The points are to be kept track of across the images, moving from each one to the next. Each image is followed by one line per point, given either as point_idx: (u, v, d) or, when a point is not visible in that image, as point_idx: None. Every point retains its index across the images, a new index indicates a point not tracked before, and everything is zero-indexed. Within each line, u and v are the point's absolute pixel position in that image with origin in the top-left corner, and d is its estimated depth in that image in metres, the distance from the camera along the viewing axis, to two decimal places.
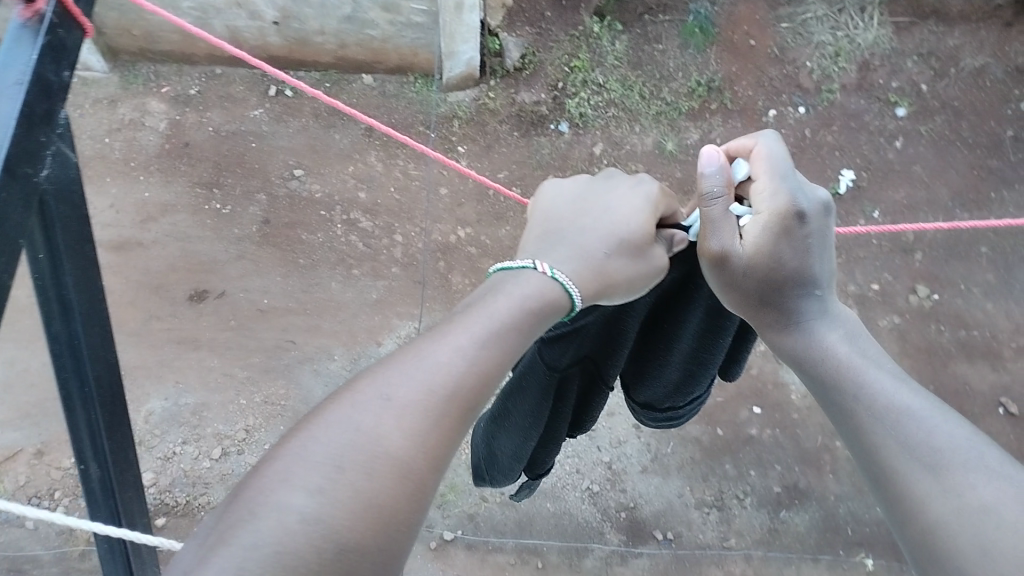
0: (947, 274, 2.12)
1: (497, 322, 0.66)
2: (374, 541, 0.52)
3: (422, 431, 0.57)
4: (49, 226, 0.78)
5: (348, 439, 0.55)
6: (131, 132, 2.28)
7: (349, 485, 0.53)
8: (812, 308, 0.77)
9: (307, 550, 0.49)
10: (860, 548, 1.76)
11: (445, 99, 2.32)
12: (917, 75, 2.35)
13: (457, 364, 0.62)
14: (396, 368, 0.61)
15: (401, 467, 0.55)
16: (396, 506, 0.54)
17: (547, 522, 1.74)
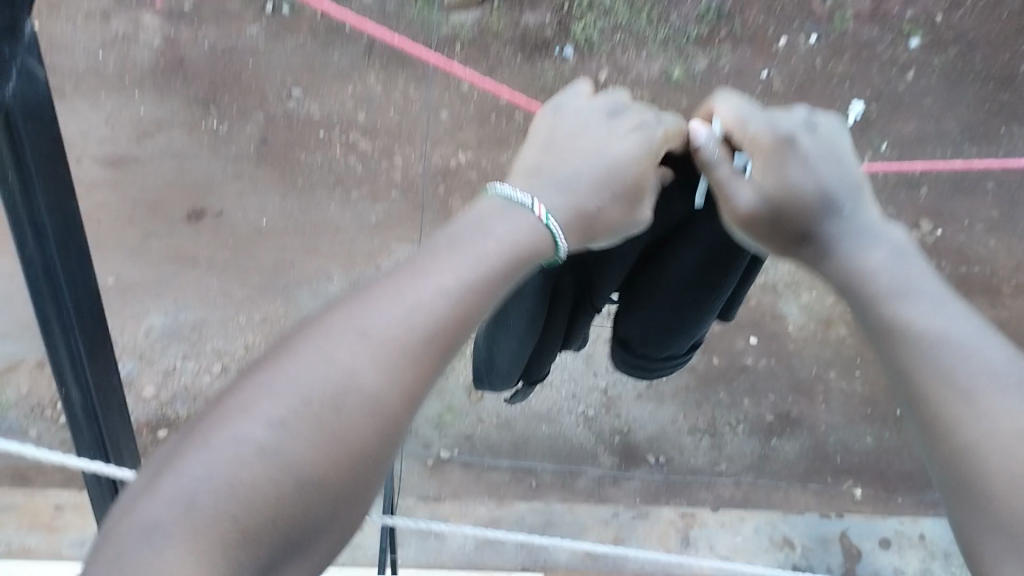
0: (951, 210, 2.10)
1: (486, 254, 0.61)
2: (337, 480, 0.48)
3: (397, 366, 0.52)
4: (15, 146, 0.72)
5: (318, 371, 0.50)
6: (125, 47, 2.22)
7: (314, 420, 0.48)
8: (837, 226, 0.71)
9: (262, 487, 0.44)
10: (848, 476, 1.80)
11: (446, 20, 2.26)
12: (931, 6, 2.32)
13: (440, 297, 0.56)
14: (375, 297, 0.55)
15: (371, 405, 0.50)
16: (362, 445, 0.49)
17: (541, 444, 1.77)
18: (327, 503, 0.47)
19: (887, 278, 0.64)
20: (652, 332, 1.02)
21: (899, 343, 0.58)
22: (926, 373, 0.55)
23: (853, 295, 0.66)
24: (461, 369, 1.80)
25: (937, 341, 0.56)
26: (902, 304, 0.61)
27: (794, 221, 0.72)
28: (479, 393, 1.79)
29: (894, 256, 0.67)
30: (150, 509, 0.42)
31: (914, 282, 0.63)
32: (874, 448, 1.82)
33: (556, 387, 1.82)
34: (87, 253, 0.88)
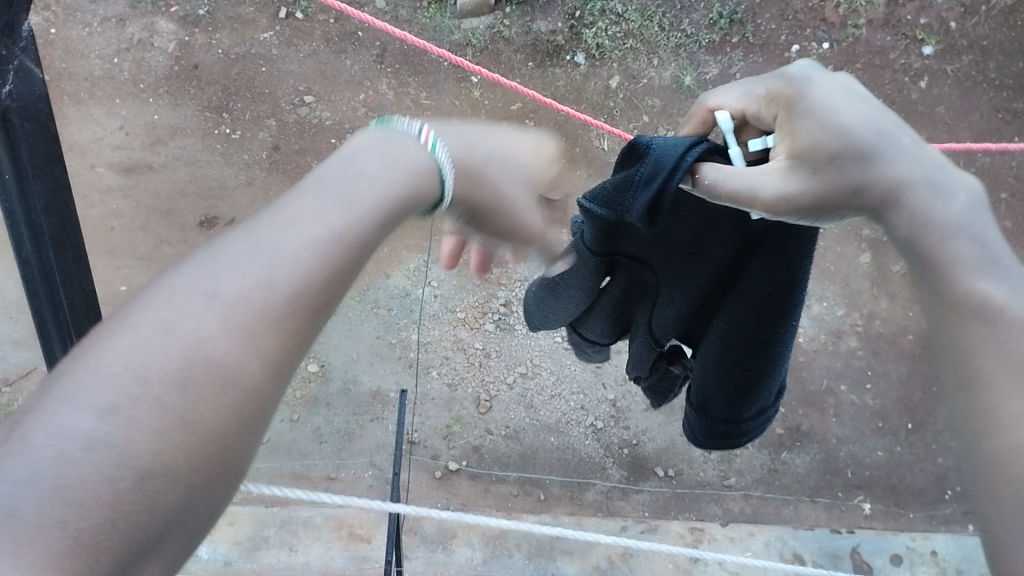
0: None
1: (376, 187, 0.51)
2: (190, 468, 0.39)
3: (262, 332, 0.43)
4: (15, 144, 0.81)
5: (154, 340, 0.41)
6: (139, 52, 2.23)
7: (154, 398, 0.39)
8: (883, 169, 0.62)
9: (89, 487, 0.36)
10: (859, 491, 1.78)
11: (458, 25, 2.26)
12: (947, 12, 2.25)
13: (315, 243, 0.46)
14: (233, 240, 0.45)
15: (227, 383, 0.41)
16: (228, 427, 0.41)
17: (550, 456, 1.77)
18: (177, 498, 0.39)
19: (945, 232, 0.57)
20: (709, 389, 0.97)
21: (961, 321, 0.52)
22: (989, 357, 0.50)
23: (910, 255, 0.59)
24: (469, 381, 1.82)
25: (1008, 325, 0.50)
26: (964, 265, 0.55)
27: (829, 179, 0.64)
28: (488, 403, 1.80)
29: (956, 205, 0.58)
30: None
31: (972, 237, 0.56)
32: (884, 463, 1.81)
33: (565, 399, 1.83)
34: (81, 254, 0.90)
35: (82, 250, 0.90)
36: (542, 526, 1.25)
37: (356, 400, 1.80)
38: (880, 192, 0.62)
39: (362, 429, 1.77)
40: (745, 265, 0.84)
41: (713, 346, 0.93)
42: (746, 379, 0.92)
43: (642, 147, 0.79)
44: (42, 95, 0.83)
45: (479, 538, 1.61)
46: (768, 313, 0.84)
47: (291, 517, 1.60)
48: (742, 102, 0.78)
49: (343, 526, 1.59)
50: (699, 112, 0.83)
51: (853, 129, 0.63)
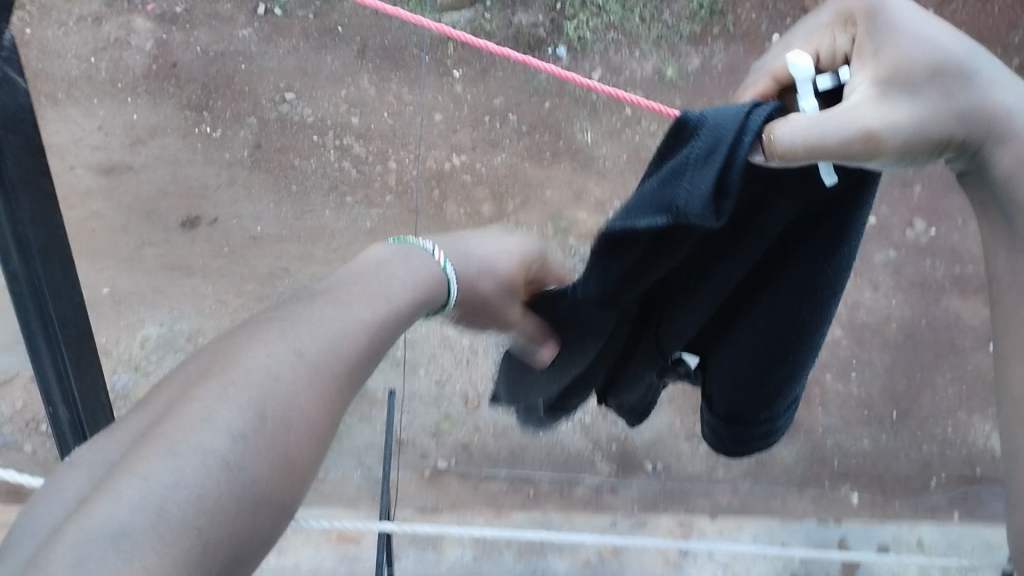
0: (946, 209, 2.09)
1: (394, 304, 0.63)
2: (283, 494, 0.48)
3: (332, 397, 0.53)
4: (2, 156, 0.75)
5: (262, 384, 0.50)
6: (116, 52, 2.21)
7: (259, 426, 0.48)
8: (975, 93, 0.62)
9: (217, 489, 0.44)
10: (846, 481, 1.80)
11: (439, 19, 2.25)
12: (925, 1, 2.27)
13: (359, 335, 0.58)
14: (290, 321, 0.56)
15: (312, 435, 0.51)
16: (303, 468, 0.50)
17: (538, 452, 1.78)
18: (267, 513, 0.46)
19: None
20: (733, 393, 0.93)
21: None
22: None
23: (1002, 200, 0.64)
24: (457, 379, 1.83)
25: None
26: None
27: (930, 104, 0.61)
28: (476, 401, 1.81)
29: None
30: (123, 494, 0.42)
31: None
32: (869, 451, 1.83)
33: None
34: (68, 263, 0.87)
35: (70, 262, 0.87)
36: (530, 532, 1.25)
37: None
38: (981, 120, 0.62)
39: (350, 429, 1.78)
40: (783, 265, 0.79)
41: (746, 349, 0.88)
42: (775, 382, 0.89)
43: (691, 123, 0.64)
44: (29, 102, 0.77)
45: (468, 537, 1.61)
46: (811, 303, 0.80)
47: None
48: (808, 44, 0.73)
49: (332, 527, 1.58)
50: (760, 82, 0.74)
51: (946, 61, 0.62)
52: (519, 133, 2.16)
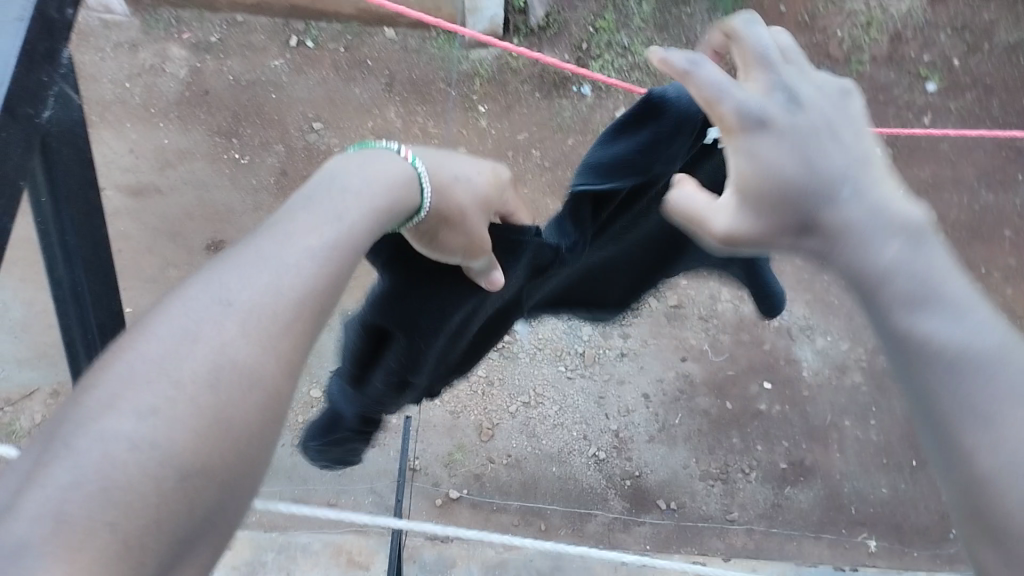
0: (968, 257, 2.11)
1: (343, 227, 0.58)
2: (227, 457, 0.44)
3: (270, 339, 0.49)
4: (50, 166, 0.75)
5: (183, 350, 0.46)
6: (151, 78, 2.26)
7: (190, 401, 0.44)
8: (832, 212, 0.57)
9: (145, 490, 0.39)
10: (862, 528, 1.77)
11: (467, 56, 2.30)
12: (950, 49, 2.28)
13: (304, 267, 0.53)
14: (224, 286, 0.51)
15: (250, 382, 0.46)
16: (250, 454, 0.45)
17: (551, 486, 1.76)
18: (210, 508, 0.42)
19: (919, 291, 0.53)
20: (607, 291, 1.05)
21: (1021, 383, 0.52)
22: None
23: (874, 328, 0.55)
24: (472, 408, 1.81)
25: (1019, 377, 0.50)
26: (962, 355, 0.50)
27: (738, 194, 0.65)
28: (490, 431, 1.79)
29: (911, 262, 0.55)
30: (27, 503, 0.38)
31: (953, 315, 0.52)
32: (888, 499, 1.80)
33: (568, 428, 1.82)
34: (109, 275, 0.88)
35: (112, 278, 0.88)
36: (572, 546, 1.21)
37: None
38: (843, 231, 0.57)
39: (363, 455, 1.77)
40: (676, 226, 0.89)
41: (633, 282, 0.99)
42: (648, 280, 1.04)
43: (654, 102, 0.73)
44: (80, 118, 0.77)
45: (478, 567, 1.60)
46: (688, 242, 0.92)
47: (289, 542, 1.59)
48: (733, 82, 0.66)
49: (341, 552, 1.58)
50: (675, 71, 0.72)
51: (803, 170, 0.58)
52: (541, 168, 2.18)
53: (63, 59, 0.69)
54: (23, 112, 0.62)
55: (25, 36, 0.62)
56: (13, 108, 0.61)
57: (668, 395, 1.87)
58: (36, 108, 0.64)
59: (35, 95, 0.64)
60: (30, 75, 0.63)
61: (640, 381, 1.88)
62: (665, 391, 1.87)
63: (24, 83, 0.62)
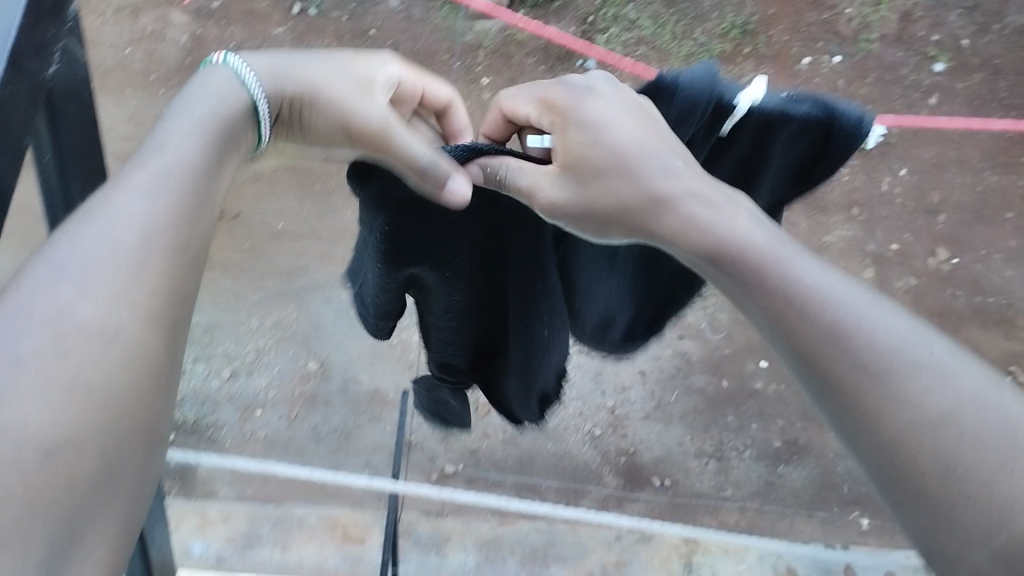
0: (968, 239, 2.11)
1: (171, 173, 0.60)
2: (98, 416, 0.47)
3: (120, 292, 0.52)
4: (55, 123, 0.73)
5: (29, 324, 0.48)
6: (152, 44, 2.24)
7: (38, 372, 0.46)
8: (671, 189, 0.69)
9: (12, 474, 0.42)
10: (854, 506, 1.78)
11: (471, 27, 2.28)
12: (960, 30, 2.27)
13: (143, 212, 0.56)
14: (52, 260, 0.52)
15: (105, 339, 0.50)
16: (135, 404, 0.50)
17: (546, 462, 1.78)
18: (99, 465, 0.46)
19: (853, 323, 0.59)
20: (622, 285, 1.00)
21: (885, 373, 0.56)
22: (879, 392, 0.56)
23: (796, 356, 0.61)
24: None
25: (885, 365, 0.57)
26: (904, 395, 0.55)
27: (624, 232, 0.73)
28: (487, 406, 1.81)
29: (813, 266, 0.64)
30: None
31: (887, 327, 0.59)
32: None
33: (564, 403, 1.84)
34: None
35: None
36: (560, 510, 1.22)
37: (356, 398, 1.82)
38: (754, 252, 0.65)
39: (359, 429, 1.79)
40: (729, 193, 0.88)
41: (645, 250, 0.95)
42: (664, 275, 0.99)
43: (667, 85, 0.74)
44: (84, 77, 0.77)
45: (472, 542, 1.62)
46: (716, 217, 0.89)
47: (284, 515, 1.61)
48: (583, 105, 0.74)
49: (336, 526, 1.59)
50: (494, 114, 0.82)
51: (651, 188, 0.70)
52: None
53: (68, 15, 0.70)
54: (29, 66, 0.63)
55: None
56: (19, 62, 0.62)
57: (665, 371, 1.89)
58: (42, 64, 0.65)
59: (41, 51, 0.65)
60: (36, 29, 0.63)
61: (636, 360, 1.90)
62: (662, 368, 1.89)
63: (29, 37, 0.62)
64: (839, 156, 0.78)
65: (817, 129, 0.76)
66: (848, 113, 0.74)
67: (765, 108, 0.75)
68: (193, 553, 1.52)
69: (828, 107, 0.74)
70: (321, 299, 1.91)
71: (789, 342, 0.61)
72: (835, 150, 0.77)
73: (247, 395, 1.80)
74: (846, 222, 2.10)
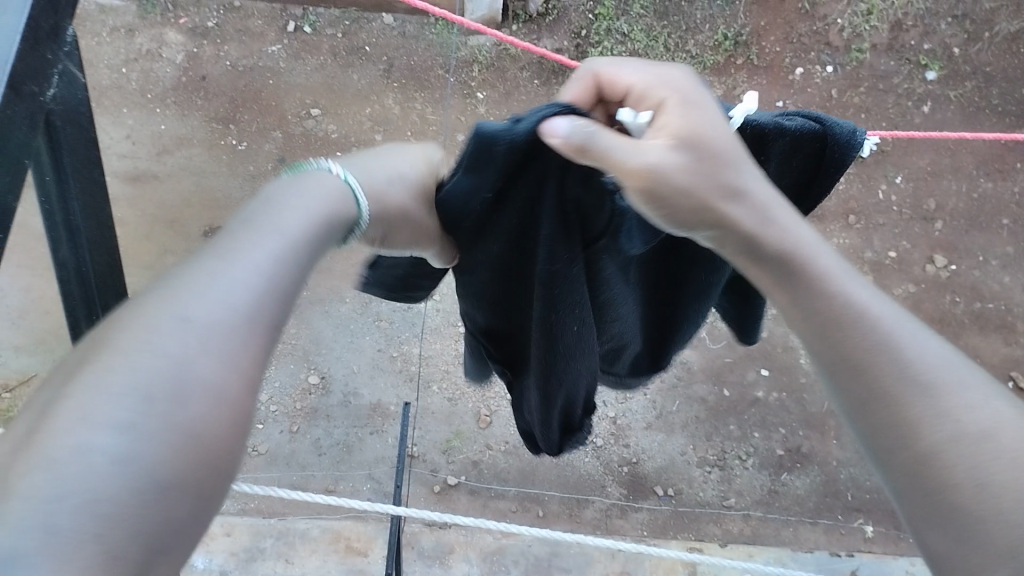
0: (965, 245, 2.11)
1: (307, 225, 0.50)
2: (186, 498, 0.37)
3: (241, 353, 0.41)
4: (55, 144, 0.74)
5: (162, 361, 0.39)
6: (147, 63, 2.24)
7: (166, 425, 0.37)
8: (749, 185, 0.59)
9: (93, 532, 0.33)
10: (859, 514, 1.78)
11: (465, 42, 2.29)
12: (951, 38, 2.25)
13: (277, 268, 0.46)
14: (178, 292, 0.42)
15: (219, 402, 0.39)
16: (213, 497, 0.39)
17: (549, 473, 1.77)
18: (165, 553, 0.36)
19: (910, 342, 0.52)
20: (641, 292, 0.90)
21: (927, 390, 0.50)
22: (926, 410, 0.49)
23: (850, 375, 0.53)
24: (469, 395, 1.83)
25: (931, 383, 0.50)
26: (948, 410, 0.49)
27: (706, 227, 0.59)
28: (488, 418, 1.81)
29: (880, 300, 0.55)
30: None
31: (933, 356, 0.52)
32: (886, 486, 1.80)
33: None
34: (111, 250, 0.87)
35: (114, 253, 0.87)
36: (567, 534, 1.20)
37: (356, 412, 1.82)
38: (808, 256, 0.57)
39: (361, 442, 1.79)
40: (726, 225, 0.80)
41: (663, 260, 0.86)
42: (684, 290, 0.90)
43: None
44: (83, 99, 0.76)
45: (476, 554, 1.61)
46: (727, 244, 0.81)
47: (287, 528, 1.60)
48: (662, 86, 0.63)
49: (340, 538, 1.58)
50: (577, 84, 0.67)
51: (729, 177, 0.58)
52: None
53: (66, 38, 0.69)
54: (28, 89, 0.63)
55: (29, 12, 0.61)
56: (17, 84, 0.61)
57: (665, 382, 1.88)
58: (41, 86, 0.65)
59: (40, 73, 0.65)
60: (34, 51, 0.63)
61: None
62: (663, 379, 1.88)
63: (27, 59, 0.62)
64: (834, 171, 0.72)
65: (811, 143, 0.71)
66: (840, 124, 0.69)
67: (758, 123, 0.69)
68: (197, 567, 1.52)
69: (821, 120, 0.69)
70: (320, 314, 1.90)
71: (841, 351, 0.53)
72: (829, 165, 0.72)
73: None
74: (842, 230, 2.10)
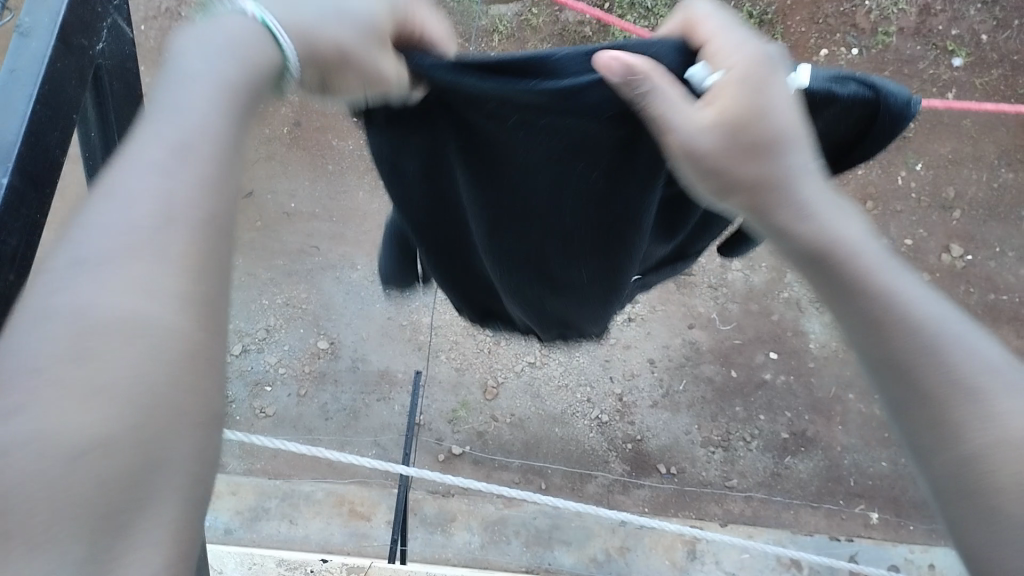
0: (983, 236, 2.09)
1: (204, 117, 0.49)
2: (132, 420, 0.39)
3: (153, 269, 0.43)
4: (102, 100, 0.72)
5: (57, 333, 0.40)
6: (167, 20, 2.24)
7: (62, 379, 0.39)
8: (789, 168, 0.56)
9: (38, 484, 0.36)
10: (860, 500, 1.79)
11: (487, 11, 2.25)
12: (979, 24, 2.20)
13: (168, 173, 0.46)
14: (72, 253, 0.44)
15: (131, 332, 0.41)
16: (173, 394, 0.41)
17: (553, 446, 1.78)
18: (136, 455, 0.39)
19: (951, 340, 0.49)
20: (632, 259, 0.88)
21: (953, 393, 0.48)
22: (960, 415, 0.47)
23: (888, 360, 0.51)
24: (477, 366, 1.83)
25: (962, 387, 0.48)
26: (992, 414, 0.46)
27: (744, 208, 0.57)
28: (494, 390, 1.81)
29: (918, 285, 0.53)
30: None
31: (983, 358, 0.49)
32: (889, 473, 1.80)
33: (571, 390, 1.83)
34: None
35: None
36: (571, 503, 1.20)
37: (364, 378, 1.83)
38: (859, 262, 0.54)
39: (368, 408, 1.80)
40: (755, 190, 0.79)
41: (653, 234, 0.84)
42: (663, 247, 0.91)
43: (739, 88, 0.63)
44: (131, 56, 0.76)
45: (478, 523, 1.63)
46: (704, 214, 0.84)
47: (293, 490, 1.62)
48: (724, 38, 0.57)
49: (344, 502, 1.60)
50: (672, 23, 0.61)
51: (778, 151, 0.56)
52: None
53: None
54: (78, 42, 0.64)
55: None
56: (68, 37, 0.63)
57: (673, 361, 1.87)
58: (90, 40, 0.66)
59: (91, 27, 0.66)
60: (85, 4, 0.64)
61: (646, 347, 1.88)
62: (672, 358, 1.88)
63: (77, 11, 0.63)
64: (885, 134, 0.70)
65: (863, 108, 0.67)
66: (895, 93, 0.66)
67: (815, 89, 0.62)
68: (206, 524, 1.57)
69: (873, 86, 0.65)
70: (331, 280, 1.91)
71: (879, 352, 0.51)
72: (880, 131, 0.70)
73: (258, 371, 1.82)
74: None
